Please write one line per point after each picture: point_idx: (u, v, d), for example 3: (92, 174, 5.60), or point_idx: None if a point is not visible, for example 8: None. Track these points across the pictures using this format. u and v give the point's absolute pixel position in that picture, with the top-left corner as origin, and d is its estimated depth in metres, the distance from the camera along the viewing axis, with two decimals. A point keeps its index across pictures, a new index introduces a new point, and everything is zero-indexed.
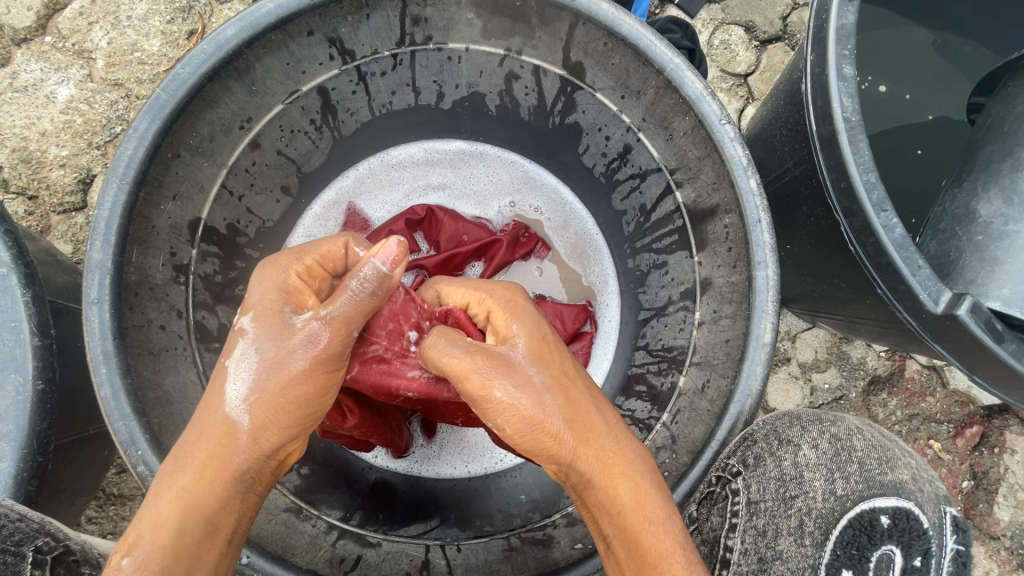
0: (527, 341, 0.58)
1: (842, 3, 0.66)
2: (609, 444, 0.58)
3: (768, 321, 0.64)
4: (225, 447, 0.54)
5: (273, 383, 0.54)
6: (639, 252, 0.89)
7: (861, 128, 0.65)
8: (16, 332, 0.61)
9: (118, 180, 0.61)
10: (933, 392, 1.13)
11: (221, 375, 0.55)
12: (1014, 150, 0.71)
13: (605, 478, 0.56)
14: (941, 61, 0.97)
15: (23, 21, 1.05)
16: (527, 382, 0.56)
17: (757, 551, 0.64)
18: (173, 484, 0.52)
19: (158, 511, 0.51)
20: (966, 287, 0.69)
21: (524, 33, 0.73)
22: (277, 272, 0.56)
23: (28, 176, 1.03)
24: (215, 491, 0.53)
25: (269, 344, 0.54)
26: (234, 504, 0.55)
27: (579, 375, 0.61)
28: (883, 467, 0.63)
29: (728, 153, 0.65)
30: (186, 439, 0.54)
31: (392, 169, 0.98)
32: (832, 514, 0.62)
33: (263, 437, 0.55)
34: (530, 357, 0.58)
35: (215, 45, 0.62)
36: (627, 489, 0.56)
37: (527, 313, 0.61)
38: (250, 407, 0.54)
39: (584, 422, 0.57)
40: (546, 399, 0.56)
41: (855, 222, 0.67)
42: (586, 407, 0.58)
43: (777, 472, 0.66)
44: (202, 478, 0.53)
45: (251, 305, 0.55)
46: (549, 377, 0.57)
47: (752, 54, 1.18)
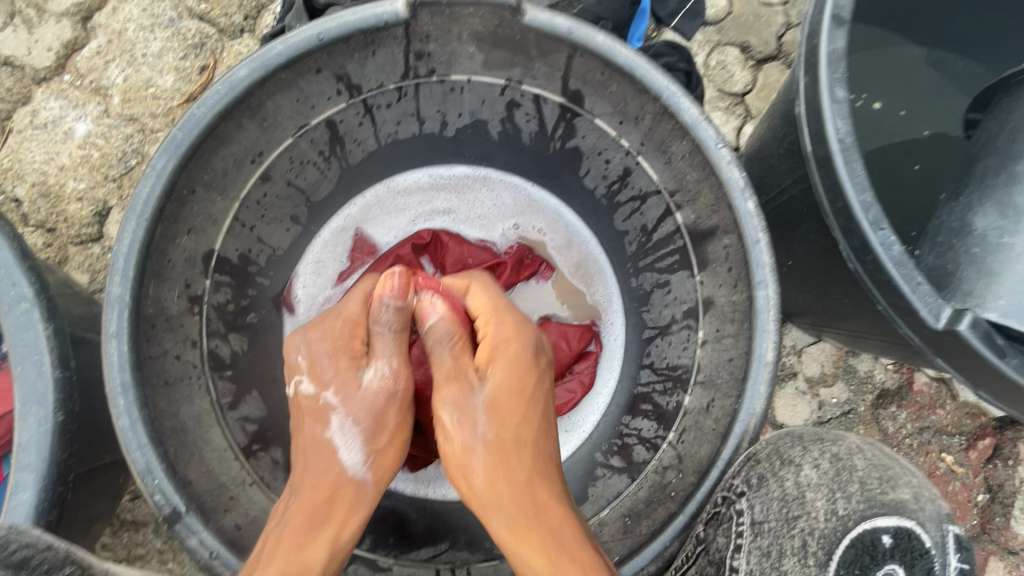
0: (492, 388, 0.69)
1: (832, 29, 0.68)
2: (535, 500, 0.65)
3: (770, 340, 0.64)
4: (353, 501, 0.66)
5: (381, 437, 0.68)
6: (642, 271, 0.91)
7: (855, 149, 0.67)
8: (37, 365, 0.63)
9: (136, 217, 0.63)
10: (943, 404, 1.13)
11: (324, 445, 0.67)
12: (1008, 165, 0.72)
13: (518, 524, 0.64)
14: (934, 78, 0.99)
15: (43, 62, 1.10)
16: (472, 422, 0.68)
17: (762, 572, 0.63)
18: (293, 528, 0.62)
19: (305, 557, 0.60)
20: (965, 299, 0.69)
21: (523, 65, 0.76)
22: (331, 338, 0.70)
23: (47, 209, 1.07)
24: (348, 537, 0.64)
25: (359, 402, 0.68)
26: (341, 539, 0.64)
27: (532, 431, 0.69)
28: (884, 486, 0.62)
29: (726, 176, 0.66)
30: (302, 486, 0.65)
31: (398, 196, 1.00)
32: (835, 535, 0.61)
33: (379, 478, 0.68)
34: (490, 403, 0.69)
35: (228, 86, 0.65)
36: (535, 548, 0.62)
37: (510, 359, 0.71)
38: (368, 464, 0.67)
39: (508, 464, 0.66)
40: (478, 447, 0.67)
41: (853, 240, 0.68)
42: (520, 461, 0.67)
43: (780, 492, 0.65)
44: (343, 527, 0.64)
45: (329, 380, 0.69)
46: (492, 429, 0.68)
47: (748, 73, 1.21)
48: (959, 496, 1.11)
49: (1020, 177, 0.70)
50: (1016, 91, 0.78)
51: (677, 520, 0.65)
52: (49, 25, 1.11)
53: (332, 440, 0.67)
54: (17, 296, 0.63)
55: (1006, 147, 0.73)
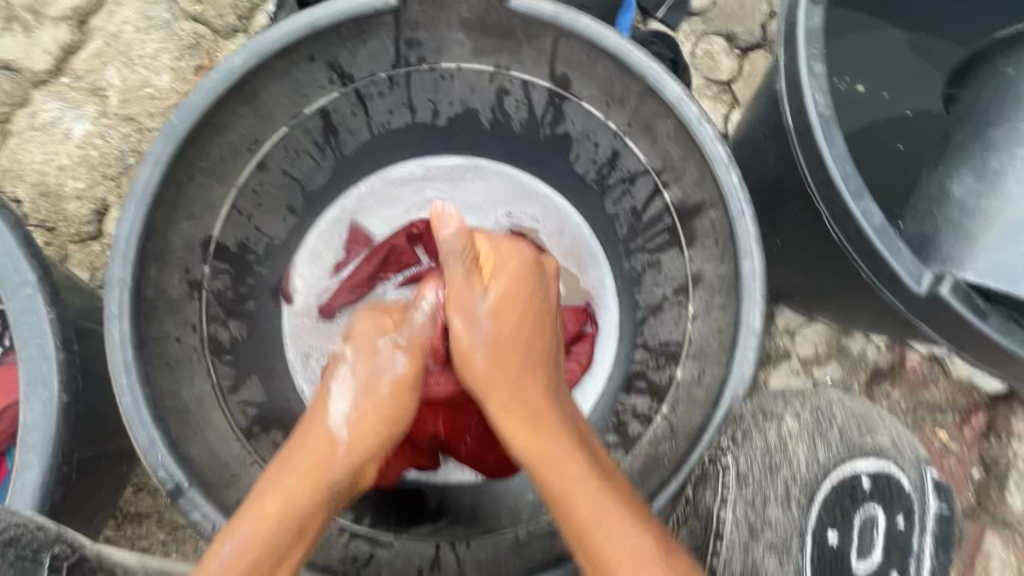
0: (494, 301, 0.68)
1: (809, 7, 0.70)
2: (546, 411, 0.65)
3: (757, 308, 0.66)
4: (326, 456, 0.61)
5: (368, 400, 0.64)
6: (634, 252, 0.92)
7: (834, 121, 0.69)
8: (41, 348, 0.64)
9: (136, 202, 0.65)
10: (935, 380, 1.14)
11: (325, 399, 0.65)
12: (984, 131, 0.73)
13: (534, 443, 0.62)
14: (914, 59, 1.02)
15: (41, 64, 1.12)
16: (475, 331, 0.67)
17: (750, 522, 0.73)
18: (279, 484, 0.59)
19: (262, 508, 0.57)
20: (946, 262, 0.71)
21: (511, 50, 0.78)
22: (375, 312, 0.72)
23: (46, 209, 1.09)
24: (313, 497, 0.59)
25: (361, 369, 0.66)
26: (322, 507, 0.59)
27: (532, 345, 0.69)
28: (864, 433, 0.73)
29: (710, 151, 0.68)
30: (291, 444, 0.63)
31: (392, 186, 1.01)
32: (816, 478, 0.71)
33: (360, 442, 0.63)
34: (492, 313, 0.68)
35: (223, 74, 0.67)
36: (547, 445, 0.62)
37: (509, 270, 0.71)
38: (351, 420, 0.63)
39: (512, 379, 0.65)
40: (482, 355, 0.66)
41: (835, 211, 0.70)
42: (522, 375, 0.66)
43: (763, 445, 0.76)
44: (304, 483, 0.59)
45: (353, 335, 0.69)
46: (494, 342, 0.67)
47: (734, 62, 1.23)
48: (953, 472, 1.13)
49: (995, 143, 0.72)
50: (989, 63, 0.79)
51: (667, 490, 0.66)
52: (46, 29, 1.13)
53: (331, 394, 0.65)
54: (21, 280, 0.64)
55: (983, 115, 0.75)
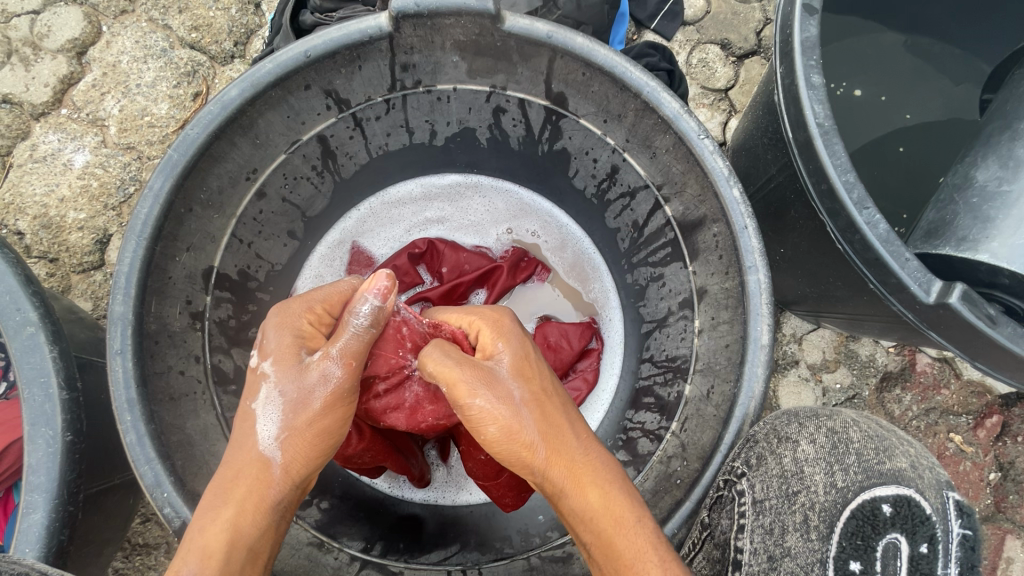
0: (512, 359, 0.61)
1: (804, 18, 0.70)
2: (579, 456, 0.59)
3: (764, 323, 0.65)
4: (261, 483, 0.56)
5: (301, 421, 0.57)
6: (637, 266, 0.92)
7: (835, 131, 0.68)
8: (45, 387, 0.64)
9: (136, 237, 0.65)
10: (948, 383, 1.13)
11: (250, 418, 0.58)
12: (1013, 123, 0.73)
13: (588, 492, 0.57)
14: (913, 61, 1.02)
15: (41, 97, 1.14)
16: (507, 396, 0.59)
17: (766, 550, 0.63)
18: (217, 518, 0.54)
19: (205, 543, 0.53)
20: (961, 243, 0.70)
21: (507, 70, 0.78)
22: (292, 320, 0.60)
23: (48, 240, 1.09)
24: (256, 523, 0.55)
25: (291, 385, 0.58)
26: (271, 533, 0.57)
27: (556, 392, 0.63)
28: (881, 456, 0.62)
29: (709, 165, 0.68)
30: (221, 472, 0.57)
31: (391, 207, 1.02)
32: (835, 507, 0.60)
33: (297, 460, 0.58)
34: (514, 373, 0.60)
35: (220, 106, 0.67)
36: (597, 496, 0.57)
37: (513, 332, 0.64)
38: (283, 443, 0.57)
39: (559, 434, 0.59)
40: (523, 413, 0.58)
41: (839, 221, 0.69)
42: (558, 420, 0.60)
43: (779, 469, 0.66)
44: (243, 512, 0.55)
45: (271, 350, 0.59)
46: (528, 392, 0.60)
47: (730, 69, 1.24)
48: (970, 476, 1.11)
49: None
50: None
51: (685, 505, 0.65)
52: (45, 62, 1.14)
53: (258, 414, 0.58)
54: (22, 320, 0.64)
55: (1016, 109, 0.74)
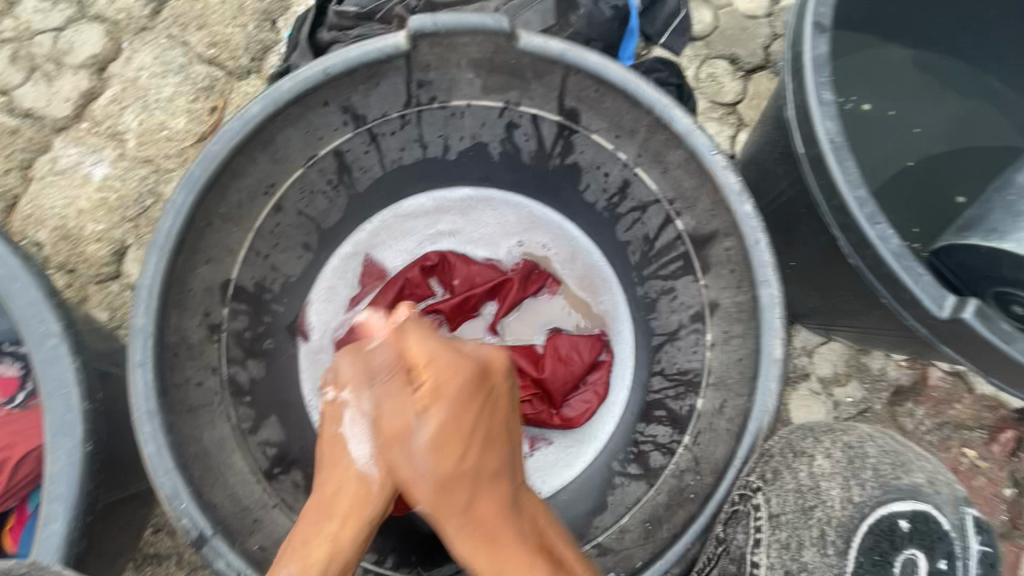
0: (431, 427, 0.63)
1: (815, 36, 0.71)
2: (471, 524, 0.62)
3: (777, 337, 0.65)
4: (361, 496, 0.64)
5: (379, 453, 0.65)
6: (647, 279, 0.92)
7: (846, 147, 0.69)
8: (66, 398, 0.65)
9: (158, 250, 0.66)
10: (960, 398, 1.12)
11: (340, 441, 0.67)
12: None
13: (476, 557, 0.61)
14: (921, 75, 1.03)
15: (62, 112, 1.16)
16: (411, 463, 0.62)
17: (783, 564, 0.62)
18: (322, 530, 0.63)
19: (308, 552, 0.61)
20: (990, 233, 0.73)
21: (520, 87, 0.79)
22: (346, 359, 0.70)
23: (67, 251, 1.11)
24: (353, 534, 0.63)
25: (356, 418, 0.67)
26: (362, 544, 0.64)
27: (473, 458, 0.63)
28: (896, 471, 0.63)
29: (721, 181, 0.68)
30: (322, 486, 0.66)
31: (404, 220, 1.02)
32: (852, 521, 0.61)
33: (386, 479, 0.65)
34: (433, 440, 0.62)
35: (241, 123, 0.68)
36: (489, 561, 0.60)
37: (443, 394, 0.63)
38: (373, 461, 0.65)
39: (455, 502, 0.62)
40: (419, 481, 0.62)
41: (851, 236, 0.70)
42: (455, 489, 0.62)
43: (794, 483, 0.65)
44: (346, 520, 0.63)
45: (344, 383, 0.69)
46: (437, 462, 0.62)
47: (738, 84, 1.25)
48: (985, 491, 1.10)
49: None
50: None
51: (699, 520, 0.65)
52: (67, 77, 1.17)
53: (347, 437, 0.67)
54: (45, 331, 0.65)
55: None
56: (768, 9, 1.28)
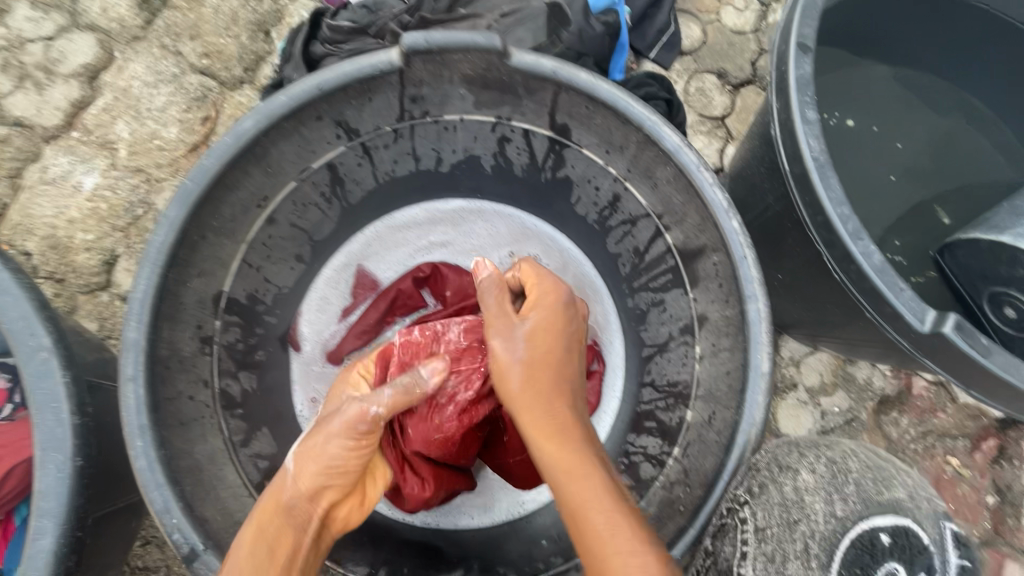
0: (533, 322, 0.69)
1: (799, 57, 0.73)
2: (547, 422, 0.64)
3: (764, 351, 0.67)
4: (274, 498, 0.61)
5: (307, 444, 0.63)
6: (637, 291, 0.94)
7: (829, 165, 0.71)
8: (56, 412, 0.64)
9: (151, 264, 0.66)
10: (943, 407, 1.15)
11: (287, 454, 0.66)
12: None
13: (556, 453, 0.62)
14: (903, 91, 1.06)
15: (52, 121, 1.16)
16: (508, 349, 0.68)
17: None
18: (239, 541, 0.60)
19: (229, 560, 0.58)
20: (991, 229, 0.80)
21: (512, 103, 0.80)
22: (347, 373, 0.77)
23: (56, 261, 1.10)
24: (272, 530, 0.59)
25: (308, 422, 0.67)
26: (283, 545, 0.59)
27: (560, 363, 0.68)
28: None
29: (709, 197, 0.70)
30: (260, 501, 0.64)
31: (397, 231, 1.03)
32: None
33: (303, 474, 0.61)
34: (529, 335, 0.68)
35: (234, 137, 0.69)
36: (557, 452, 0.62)
37: (541, 301, 0.71)
38: (293, 459, 0.63)
39: (540, 399, 0.65)
40: (513, 365, 0.67)
41: (835, 251, 0.71)
42: (545, 388, 0.66)
43: None
44: (260, 525, 0.60)
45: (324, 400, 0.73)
46: (529, 355, 0.67)
47: (726, 98, 1.27)
48: (968, 499, 1.12)
49: None
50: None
51: (688, 533, 0.65)
52: (58, 86, 1.17)
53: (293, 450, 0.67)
54: (35, 345, 0.65)
55: None
56: (755, 25, 1.31)
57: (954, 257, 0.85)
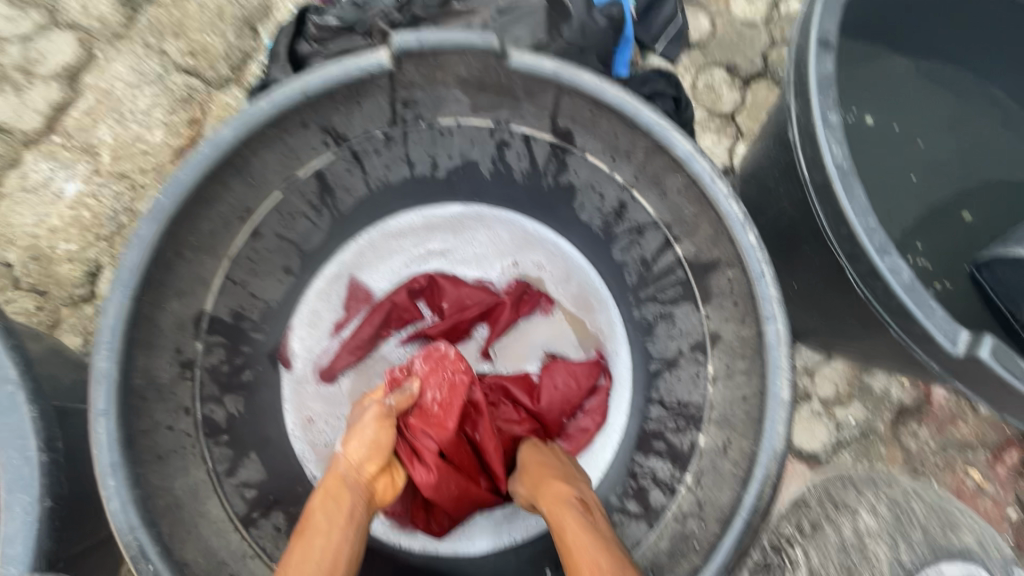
0: (536, 450, 0.84)
1: (819, 54, 0.68)
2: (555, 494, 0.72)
3: (784, 377, 0.62)
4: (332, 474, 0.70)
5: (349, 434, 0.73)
6: (644, 302, 0.89)
7: (853, 173, 0.65)
8: (23, 450, 0.60)
9: (123, 286, 0.61)
10: (964, 417, 1.10)
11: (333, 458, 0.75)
12: None
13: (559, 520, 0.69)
14: (925, 86, 1.00)
15: (31, 124, 1.11)
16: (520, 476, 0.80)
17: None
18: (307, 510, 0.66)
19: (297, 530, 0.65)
20: None
21: (511, 106, 0.75)
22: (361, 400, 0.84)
23: (38, 272, 1.06)
24: (330, 491, 0.68)
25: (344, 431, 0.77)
26: (340, 502, 0.67)
27: (570, 472, 0.79)
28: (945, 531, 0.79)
29: (724, 210, 0.65)
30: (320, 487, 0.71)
31: (391, 238, 0.97)
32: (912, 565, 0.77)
33: (351, 453, 0.71)
34: (533, 459, 0.81)
35: (211, 147, 0.64)
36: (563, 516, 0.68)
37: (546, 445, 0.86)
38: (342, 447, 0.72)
39: (550, 486, 0.74)
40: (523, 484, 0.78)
41: (860, 266, 0.66)
42: (551, 478, 0.76)
43: (837, 539, 0.81)
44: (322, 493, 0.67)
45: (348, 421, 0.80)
46: (532, 468, 0.79)
47: (736, 93, 1.21)
48: (989, 513, 1.08)
49: None
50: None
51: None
52: (37, 88, 1.12)
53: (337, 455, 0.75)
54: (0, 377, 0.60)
55: None
56: (767, 15, 1.24)
57: (993, 272, 0.80)
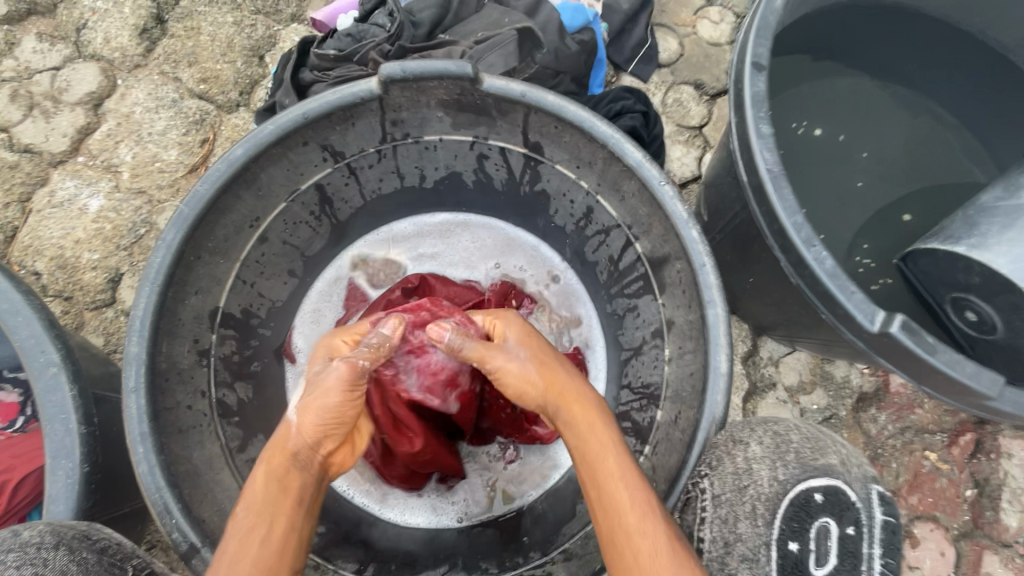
0: (517, 336, 0.74)
1: (753, 75, 0.78)
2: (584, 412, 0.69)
3: (723, 353, 0.71)
4: (281, 446, 0.67)
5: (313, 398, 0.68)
6: (615, 297, 0.98)
7: (783, 176, 0.75)
8: (65, 423, 0.70)
9: (150, 283, 0.71)
10: (921, 403, 1.18)
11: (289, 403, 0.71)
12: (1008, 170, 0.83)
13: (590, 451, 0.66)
14: (869, 98, 1.10)
15: (59, 147, 1.22)
16: (516, 358, 0.71)
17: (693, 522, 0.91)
18: (254, 484, 0.65)
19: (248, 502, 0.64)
20: (946, 239, 0.80)
21: (487, 123, 0.85)
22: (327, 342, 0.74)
23: (64, 280, 1.16)
24: (280, 468, 0.66)
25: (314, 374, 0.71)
26: (290, 478, 0.66)
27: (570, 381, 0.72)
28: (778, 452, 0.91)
29: (670, 210, 0.74)
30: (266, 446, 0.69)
31: (386, 245, 1.08)
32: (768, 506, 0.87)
33: (314, 422, 0.67)
34: (520, 343, 0.73)
35: (226, 164, 0.74)
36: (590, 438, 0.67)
37: (513, 321, 0.77)
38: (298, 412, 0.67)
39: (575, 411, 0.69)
40: (530, 371, 0.71)
41: (791, 257, 0.76)
42: (564, 394, 0.70)
43: None
44: (269, 471, 0.66)
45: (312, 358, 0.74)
46: (529, 355, 0.72)
47: (704, 108, 1.32)
48: (947, 493, 1.15)
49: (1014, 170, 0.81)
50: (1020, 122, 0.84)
51: None
52: (64, 113, 1.23)
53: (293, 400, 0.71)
54: (45, 361, 0.70)
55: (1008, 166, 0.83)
56: (731, 37, 1.36)
57: (918, 263, 0.87)
